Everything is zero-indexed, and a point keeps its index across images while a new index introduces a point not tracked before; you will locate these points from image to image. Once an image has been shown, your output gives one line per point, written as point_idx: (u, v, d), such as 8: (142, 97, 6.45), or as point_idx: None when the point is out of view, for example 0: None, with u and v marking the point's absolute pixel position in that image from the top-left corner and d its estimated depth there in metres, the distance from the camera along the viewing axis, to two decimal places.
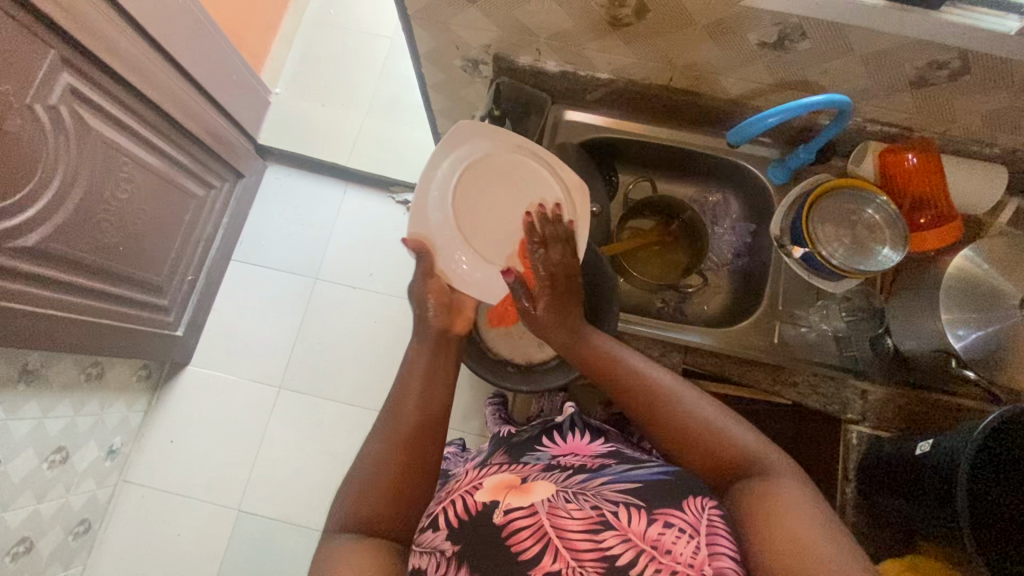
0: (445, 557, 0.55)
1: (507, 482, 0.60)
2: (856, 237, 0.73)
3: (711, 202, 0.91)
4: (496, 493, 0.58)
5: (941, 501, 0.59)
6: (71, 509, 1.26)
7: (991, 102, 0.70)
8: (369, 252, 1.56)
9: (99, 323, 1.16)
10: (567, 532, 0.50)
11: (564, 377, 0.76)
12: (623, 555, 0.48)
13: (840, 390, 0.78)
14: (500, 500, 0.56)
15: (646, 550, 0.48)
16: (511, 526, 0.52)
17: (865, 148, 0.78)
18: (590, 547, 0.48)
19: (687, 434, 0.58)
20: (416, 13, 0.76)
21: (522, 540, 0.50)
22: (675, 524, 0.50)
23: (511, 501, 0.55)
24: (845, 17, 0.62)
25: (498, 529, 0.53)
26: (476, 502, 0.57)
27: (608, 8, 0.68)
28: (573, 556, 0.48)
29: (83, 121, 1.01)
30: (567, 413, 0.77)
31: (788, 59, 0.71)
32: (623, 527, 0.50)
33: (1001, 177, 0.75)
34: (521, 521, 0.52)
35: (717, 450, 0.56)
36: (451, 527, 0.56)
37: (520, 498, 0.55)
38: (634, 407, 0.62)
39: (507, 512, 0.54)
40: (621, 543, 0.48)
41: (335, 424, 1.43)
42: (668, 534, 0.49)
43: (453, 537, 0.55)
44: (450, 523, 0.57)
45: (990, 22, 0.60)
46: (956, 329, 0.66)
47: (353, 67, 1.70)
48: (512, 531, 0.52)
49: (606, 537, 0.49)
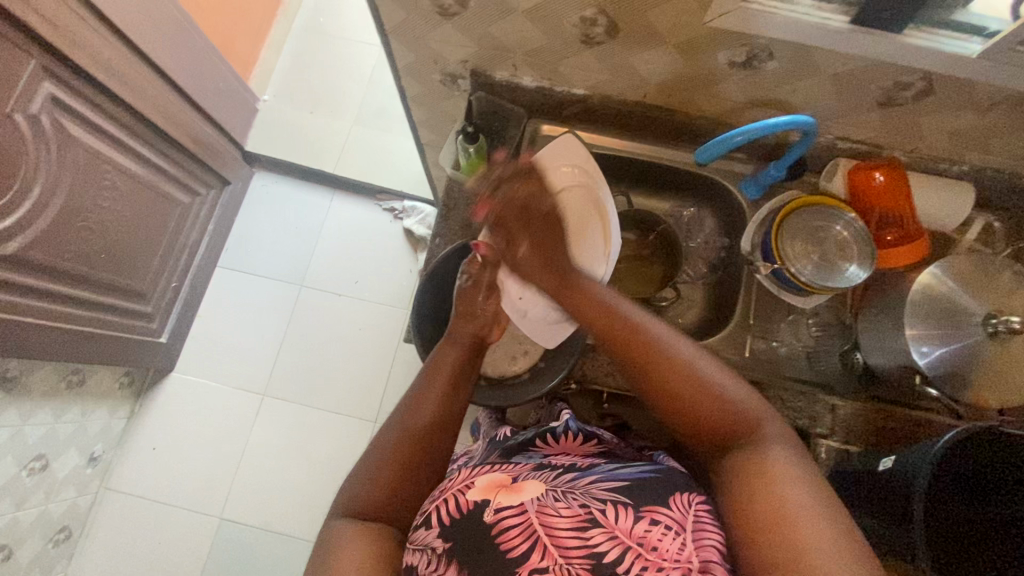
0: (436, 554, 0.52)
1: (499, 481, 0.57)
2: (824, 253, 0.74)
3: (686, 216, 0.90)
4: (487, 491, 0.55)
5: (899, 513, 0.61)
6: (52, 516, 1.26)
7: (956, 121, 0.71)
8: (354, 260, 1.56)
9: (80, 331, 1.15)
10: (557, 531, 0.48)
11: (535, 393, 0.75)
12: (610, 552, 0.47)
13: (812, 404, 0.77)
14: (490, 499, 0.53)
15: (633, 547, 0.47)
16: (501, 524, 0.50)
17: (836, 167, 0.80)
18: (578, 545, 0.47)
19: (690, 390, 0.55)
20: (393, 28, 0.77)
21: (511, 538, 0.49)
22: (661, 521, 0.49)
23: (501, 500, 0.53)
24: (809, 40, 0.63)
25: (489, 527, 0.50)
26: (468, 500, 0.54)
27: (581, 27, 0.69)
28: (562, 554, 0.47)
29: (64, 129, 1.01)
30: (562, 419, 0.77)
31: (758, 79, 0.72)
32: (610, 524, 0.48)
33: (968, 195, 0.77)
34: (510, 519, 0.50)
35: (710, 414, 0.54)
36: (443, 525, 0.53)
37: (509, 497, 0.53)
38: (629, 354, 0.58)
39: (498, 510, 0.51)
40: (608, 540, 0.47)
41: (318, 432, 1.43)
42: (654, 531, 0.48)
43: (444, 533, 0.53)
44: (442, 520, 0.54)
45: (955, 45, 0.62)
46: (920, 346, 0.67)
47: (342, 74, 1.71)
48: (502, 529, 0.50)
49: (594, 534, 0.48)
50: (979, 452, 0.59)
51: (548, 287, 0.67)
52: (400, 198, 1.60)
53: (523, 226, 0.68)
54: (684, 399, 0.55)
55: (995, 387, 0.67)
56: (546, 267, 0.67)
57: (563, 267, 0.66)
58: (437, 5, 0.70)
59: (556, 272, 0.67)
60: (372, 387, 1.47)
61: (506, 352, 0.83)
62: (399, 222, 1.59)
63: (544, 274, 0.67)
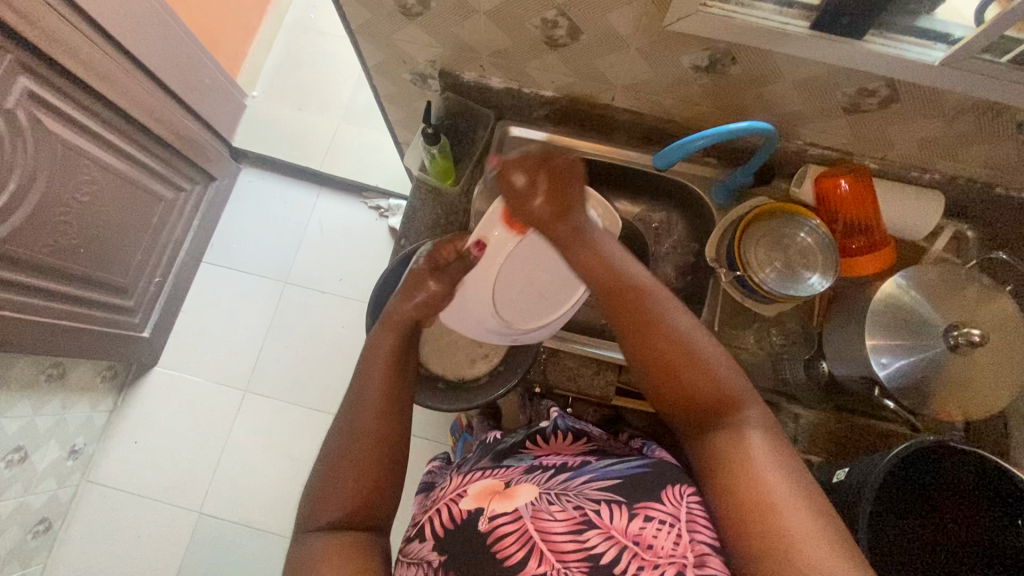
0: (432, 567, 0.52)
1: (491, 488, 0.56)
2: (788, 260, 0.73)
3: (655, 222, 0.88)
4: (481, 499, 0.54)
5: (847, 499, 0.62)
6: (30, 508, 1.26)
7: (924, 129, 0.70)
8: (339, 256, 1.56)
9: (58, 326, 1.16)
10: (551, 534, 0.47)
11: (482, 399, 0.77)
12: (606, 553, 0.46)
13: (776, 414, 0.77)
14: (483, 507, 0.52)
15: (629, 546, 0.46)
16: (497, 532, 0.49)
17: (804, 173, 0.78)
18: (574, 548, 0.46)
19: (694, 378, 0.55)
20: (359, 27, 0.77)
21: (506, 546, 0.48)
22: (655, 517, 0.48)
23: (495, 507, 0.52)
24: (770, 44, 0.62)
25: (484, 536, 0.49)
26: (462, 509, 0.54)
27: (543, 29, 0.68)
28: (558, 558, 0.46)
29: (40, 124, 1.02)
30: (552, 418, 0.76)
31: (723, 83, 0.71)
32: (605, 525, 0.48)
33: (937, 205, 0.75)
34: (506, 526, 0.49)
35: (697, 393, 0.55)
36: (438, 538, 0.53)
37: (504, 503, 0.52)
38: (629, 317, 0.59)
39: (492, 517, 0.50)
40: (604, 541, 0.46)
41: (298, 429, 1.44)
42: (649, 528, 0.47)
43: (439, 547, 0.52)
44: (436, 532, 0.53)
45: (915, 52, 0.60)
46: (880, 356, 0.66)
47: (330, 71, 1.70)
48: (498, 536, 0.49)
49: (590, 536, 0.47)
50: (933, 462, 0.61)
51: (562, 240, 0.65)
52: (385, 196, 1.60)
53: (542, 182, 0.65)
54: (683, 382, 0.55)
55: (957, 401, 0.66)
56: (563, 224, 0.64)
57: (578, 222, 0.65)
58: (399, 5, 0.70)
59: (570, 226, 0.65)
60: None
61: (466, 354, 0.82)
62: (384, 221, 1.60)
63: (557, 225, 0.64)
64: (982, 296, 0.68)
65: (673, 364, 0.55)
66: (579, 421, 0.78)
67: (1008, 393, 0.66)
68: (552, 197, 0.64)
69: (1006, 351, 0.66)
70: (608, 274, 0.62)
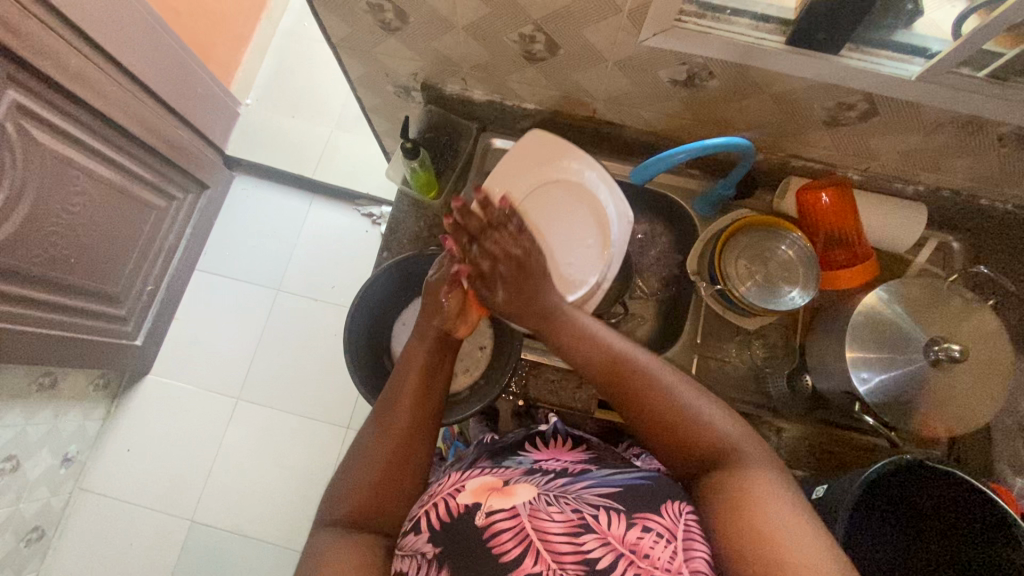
0: (427, 560, 0.51)
1: (489, 484, 0.55)
2: (769, 274, 0.73)
3: (639, 233, 0.83)
4: (479, 494, 0.53)
5: (832, 496, 0.62)
6: (23, 516, 1.27)
7: (903, 143, 0.70)
8: (333, 263, 1.57)
9: (49, 336, 1.16)
10: (548, 534, 0.47)
11: (463, 411, 0.74)
12: (603, 559, 0.46)
13: (759, 428, 0.78)
14: (482, 501, 0.51)
15: (625, 555, 0.46)
16: (493, 528, 0.48)
17: (787, 185, 0.79)
18: (570, 550, 0.46)
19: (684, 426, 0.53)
20: (341, 41, 0.77)
21: (503, 542, 0.47)
22: (653, 529, 0.48)
23: (493, 503, 0.51)
24: (748, 59, 0.61)
25: (479, 531, 0.49)
26: (459, 504, 0.52)
27: (521, 43, 0.68)
28: (555, 560, 0.46)
29: (30, 135, 1.02)
30: (551, 423, 0.77)
31: (702, 96, 0.70)
32: (604, 531, 0.47)
33: (921, 217, 0.75)
34: (503, 523, 0.48)
35: (691, 439, 0.53)
36: (434, 530, 0.51)
37: (502, 500, 0.51)
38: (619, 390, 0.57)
39: (489, 513, 0.49)
40: (601, 547, 0.46)
41: (289, 438, 1.44)
42: (646, 539, 0.47)
43: (435, 538, 0.51)
44: (433, 525, 0.52)
45: (890, 67, 0.60)
46: (862, 371, 0.66)
47: (323, 79, 1.71)
48: (494, 533, 0.48)
49: (587, 539, 0.47)
50: (924, 484, 0.61)
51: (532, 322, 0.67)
52: (378, 203, 1.60)
53: (502, 272, 0.67)
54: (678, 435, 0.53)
55: (939, 416, 0.66)
56: (529, 305, 0.66)
57: (547, 301, 0.66)
58: (378, 20, 0.69)
59: (538, 311, 0.66)
60: (346, 393, 1.47)
61: None
62: (377, 228, 1.60)
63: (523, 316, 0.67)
64: (963, 310, 0.68)
65: (666, 421, 0.54)
66: (577, 430, 0.78)
67: (992, 406, 0.65)
68: (512, 291, 0.67)
69: (986, 366, 0.66)
70: (583, 350, 0.61)
